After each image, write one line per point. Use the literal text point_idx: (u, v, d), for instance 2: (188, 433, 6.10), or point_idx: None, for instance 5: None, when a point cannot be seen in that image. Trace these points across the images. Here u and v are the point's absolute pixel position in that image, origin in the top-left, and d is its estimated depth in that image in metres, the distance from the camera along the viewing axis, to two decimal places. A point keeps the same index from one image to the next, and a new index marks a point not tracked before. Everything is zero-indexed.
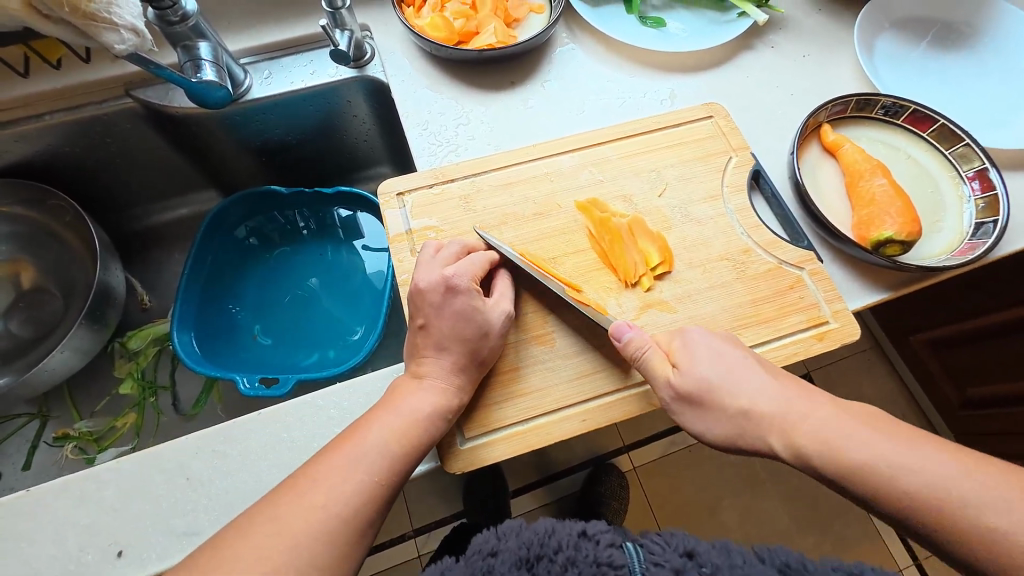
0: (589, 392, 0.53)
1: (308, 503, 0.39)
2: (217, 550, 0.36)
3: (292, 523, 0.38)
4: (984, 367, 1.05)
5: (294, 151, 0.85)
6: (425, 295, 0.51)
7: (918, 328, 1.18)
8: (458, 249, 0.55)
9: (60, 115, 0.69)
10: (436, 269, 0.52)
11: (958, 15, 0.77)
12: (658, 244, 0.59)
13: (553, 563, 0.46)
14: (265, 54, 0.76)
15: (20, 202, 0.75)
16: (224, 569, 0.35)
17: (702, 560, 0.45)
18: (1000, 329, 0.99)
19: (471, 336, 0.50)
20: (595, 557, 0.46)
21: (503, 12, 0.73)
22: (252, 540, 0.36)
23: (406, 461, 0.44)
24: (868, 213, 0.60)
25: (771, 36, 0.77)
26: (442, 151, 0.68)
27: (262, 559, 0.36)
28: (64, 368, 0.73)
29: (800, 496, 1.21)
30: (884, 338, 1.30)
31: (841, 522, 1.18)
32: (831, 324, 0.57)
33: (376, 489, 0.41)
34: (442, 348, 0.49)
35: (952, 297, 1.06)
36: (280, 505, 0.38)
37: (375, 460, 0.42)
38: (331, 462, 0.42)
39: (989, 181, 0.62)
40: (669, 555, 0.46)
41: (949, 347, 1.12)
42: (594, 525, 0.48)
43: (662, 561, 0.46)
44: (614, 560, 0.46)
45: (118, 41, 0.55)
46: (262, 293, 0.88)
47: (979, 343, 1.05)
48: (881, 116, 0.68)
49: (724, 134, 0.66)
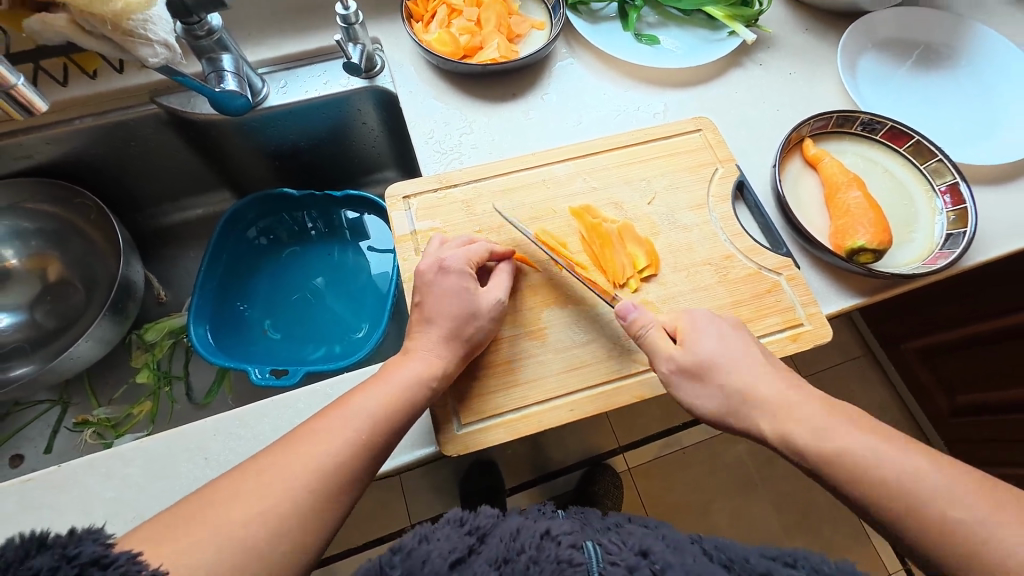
0: (577, 384, 0.57)
1: (307, 455, 0.43)
2: (227, 494, 0.40)
3: (293, 472, 0.42)
4: (976, 375, 1.09)
5: (305, 155, 0.90)
6: (425, 279, 0.56)
7: (909, 336, 1.23)
8: (465, 240, 0.60)
9: (90, 119, 0.74)
10: (431, 258, 0.58)
11: (939, 38, 0.82)
12: (645, 248, 0.63)
13: (517, 563, 0.48)
14: (282, 64, 0.80)
15: (50, 199, 0.80)
16: (232, 510, 0.39)
17: (654, 558, 0.48)
18: (988, 339, 1.03)
19: (459, 317, 0.54)
20: (556, 556, 0.48)
21: (506, 28, 0.78)
22: (255, 484, 0.40)
23: (397, 423, 0.49)
24: (843, 223, 0.64)
25: (760, 54, 0.82)
26: (446, 157, 0.72)
27: (264, 500, 0.40)
28: (86, 357, 0.77)
29: (795, 500, 1.24)
30: (876, 346, 1.36)
31: (831, 528, 1.22)
32: (805, 325, 0.61)
33: (369, 446, 0.46)
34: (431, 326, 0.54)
35: (945, 308, 1.09)
36: (281, 456, 0.43)
37: (367, 420, 0.47)
38: (328, 421, 0.46)
39: (960, 195, 0.66)
40: (625, 554, 0.49)
41: (939, 355, 1.16)
42: (559, 527, 0.51)
43: (618, 560, 0.48)
44: (574, 559, 0.48)
45: (152, 54, 0.57)
46: (271, 291, 0.93)
47: (965, 351, 1.09)
48: (860, 131, 0.72)
49: (711, 147, 0.70)
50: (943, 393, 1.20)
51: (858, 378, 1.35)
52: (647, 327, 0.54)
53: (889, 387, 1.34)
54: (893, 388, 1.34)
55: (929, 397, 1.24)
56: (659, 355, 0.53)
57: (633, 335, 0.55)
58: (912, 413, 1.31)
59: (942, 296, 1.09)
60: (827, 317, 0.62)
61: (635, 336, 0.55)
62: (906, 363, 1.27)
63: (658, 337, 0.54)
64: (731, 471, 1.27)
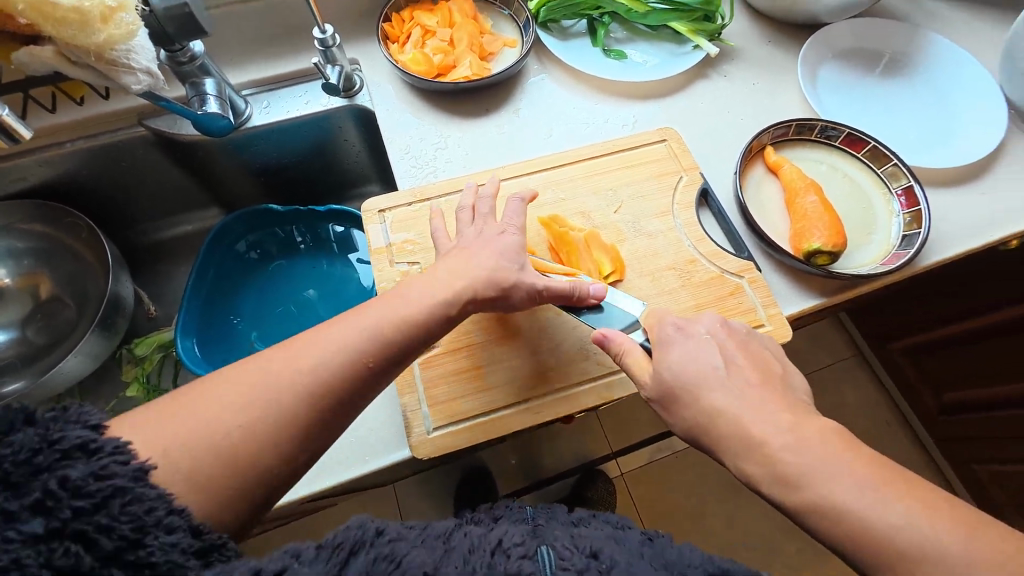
0: (545, 387, 0.59)
1: None
2: None
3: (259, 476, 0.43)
4: (961, 372, 1.11)
5: (290, 171, 0.93)
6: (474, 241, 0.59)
7: (896, 336, 1.26)
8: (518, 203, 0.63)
9: (79, 142, 0.78)
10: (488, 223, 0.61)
11: (897, 47, 0.85)
12: (611, 254, 0.65)
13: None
14: (264, 86, 0.84)
15: (42, 220, 0.82)
16: None
17: (603, 559, 0.48)
18: (970, 337, 1.05)
19: (496, 269, 0.55)
20: (505, 570, 0.46)
21: (478, 47, 0.81)
22: None
23: None
24: (800, 227, 0.66)
25: (724, 66, 0.85)
26: (422, 172, 0.75)
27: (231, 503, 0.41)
28: (76, 371, 0.79)
29: None
30: (866, 347, 1.38)
31: None
32: (766, 326, 0.63)
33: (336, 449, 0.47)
34: (461, 272, 0.54)
35: (930, 307, 1.12)
36: None
37: None
38: None
39: (914, 198, 0.69)
40: (576, 558, 0.48)
41: (925, 354, 1.18)
42: (510, 538, 0.49)
43: (570, 565, 0.47)
44: (523, 572, 0.46)
45: (135, 82, 0.60)
46: (260, 304, 0.95)
47: (950, 349, 1.11)
48: (820, 138, 0.75)
49: (676, 156, 0.73)
50: (930, 391, 1.21)
51: (848, 379, 1.37)
52: (625, 350, 0.55)
53: (879, 387, 1.36)
54: (883, 388, 1.36)
55: (917, 395, 1.26)
56: (640, 373, 0.53)
57: (616, 358, 0.55)
58: (902, 412, 1.33)
59: (924, 294, 1.11)
60: (787, 318, 0.65)
61: (618, 360, 0.55)
62: (894, 363, 1.29)
63: (639, 359, 0.54)
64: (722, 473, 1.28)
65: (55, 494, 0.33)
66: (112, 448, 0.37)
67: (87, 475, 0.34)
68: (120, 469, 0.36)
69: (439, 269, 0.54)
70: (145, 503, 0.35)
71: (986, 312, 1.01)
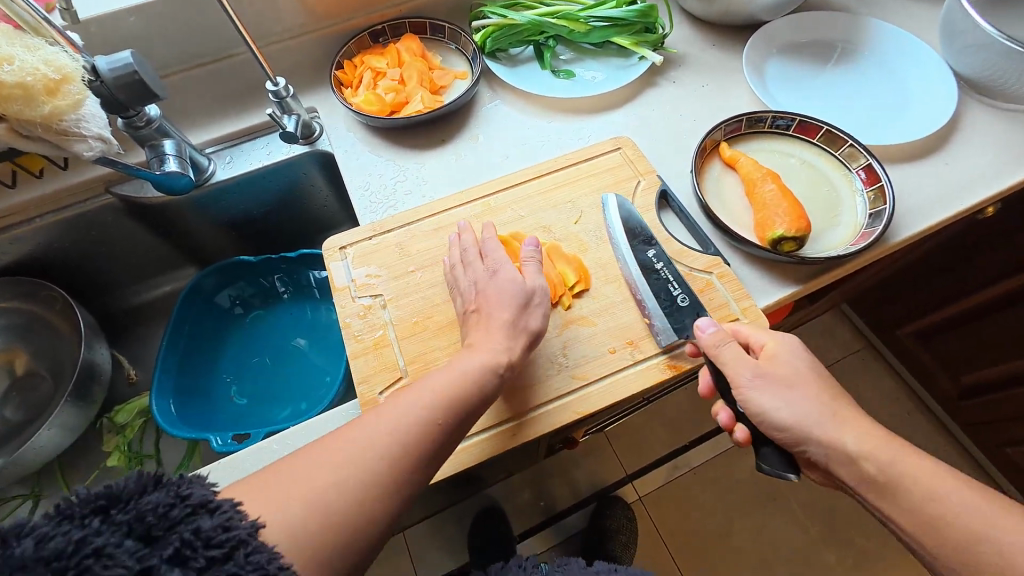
0: (519, 408, 0.57)
1: None
2: None
3: None
4: (974, 352, 1.06)
5: (259, 222, 0.94)
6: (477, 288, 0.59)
7: (902, 321, 1.21)
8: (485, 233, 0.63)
9: (48, 217, 0.79)
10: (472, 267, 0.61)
11: (840, 36, 0.86)
12: (573, 265, 0.64)
13: None
14: (226, 142, 0.86)
15: (19, 296, 0.83)
16: None
17: None
18: (974, 313, 1.02)
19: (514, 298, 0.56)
20: None
21: (429, 82, 0.84)
22: None
23: None
24: (762, 216, 0.66)
25: (672, 72, 0.87)
26: (381, 207, 0.75)
27: None
28: (53, 445, 0.78)
29: (818, 510, 1.18)
30: (874, 337, 1.34)
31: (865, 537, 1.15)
32: (741, 320, 0.61)
33: None
34: (493, 333, 0.54)
35: (927, 286, 1.09)
36: None
37: None
38: None
39: (874, 175, 0.68)
40: None
41: (935, 337, 1.14)
42: None
43: None
44: None
45: (87, 148, 0.63)
46: (242, 357, 0.94)
47: (960, 328, 1.06)
48: (774, 129, 0.75)
49: (631, 162, 0.73)
50: (945, 374, 1.16)
51: (862, 372, 1.33)
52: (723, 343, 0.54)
53: (897, 378, 1.31)
54: (901, 378, 1.31)
55: (934, 381, 1.21)
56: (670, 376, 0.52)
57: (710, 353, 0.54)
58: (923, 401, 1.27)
59: (931, 274, 1.07)
60: (762, 310, 0.63)
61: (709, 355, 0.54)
62: (905, 349, 1.24)
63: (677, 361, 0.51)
64: (746, 487, 1.21)
65: (191, 543, 0.35)
66: (232, 506, 0.37)
67: (216, 526, 0.36)
68: (239, 523, 0.36)
69: (470, 355, 0.52)
70: (266, 553, 0.36)
71: (984, 286, 0.98)
